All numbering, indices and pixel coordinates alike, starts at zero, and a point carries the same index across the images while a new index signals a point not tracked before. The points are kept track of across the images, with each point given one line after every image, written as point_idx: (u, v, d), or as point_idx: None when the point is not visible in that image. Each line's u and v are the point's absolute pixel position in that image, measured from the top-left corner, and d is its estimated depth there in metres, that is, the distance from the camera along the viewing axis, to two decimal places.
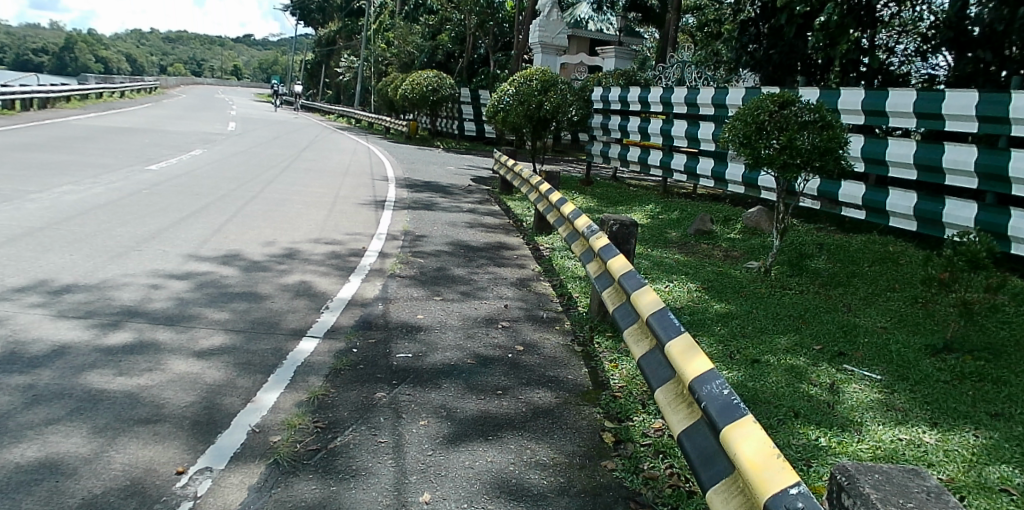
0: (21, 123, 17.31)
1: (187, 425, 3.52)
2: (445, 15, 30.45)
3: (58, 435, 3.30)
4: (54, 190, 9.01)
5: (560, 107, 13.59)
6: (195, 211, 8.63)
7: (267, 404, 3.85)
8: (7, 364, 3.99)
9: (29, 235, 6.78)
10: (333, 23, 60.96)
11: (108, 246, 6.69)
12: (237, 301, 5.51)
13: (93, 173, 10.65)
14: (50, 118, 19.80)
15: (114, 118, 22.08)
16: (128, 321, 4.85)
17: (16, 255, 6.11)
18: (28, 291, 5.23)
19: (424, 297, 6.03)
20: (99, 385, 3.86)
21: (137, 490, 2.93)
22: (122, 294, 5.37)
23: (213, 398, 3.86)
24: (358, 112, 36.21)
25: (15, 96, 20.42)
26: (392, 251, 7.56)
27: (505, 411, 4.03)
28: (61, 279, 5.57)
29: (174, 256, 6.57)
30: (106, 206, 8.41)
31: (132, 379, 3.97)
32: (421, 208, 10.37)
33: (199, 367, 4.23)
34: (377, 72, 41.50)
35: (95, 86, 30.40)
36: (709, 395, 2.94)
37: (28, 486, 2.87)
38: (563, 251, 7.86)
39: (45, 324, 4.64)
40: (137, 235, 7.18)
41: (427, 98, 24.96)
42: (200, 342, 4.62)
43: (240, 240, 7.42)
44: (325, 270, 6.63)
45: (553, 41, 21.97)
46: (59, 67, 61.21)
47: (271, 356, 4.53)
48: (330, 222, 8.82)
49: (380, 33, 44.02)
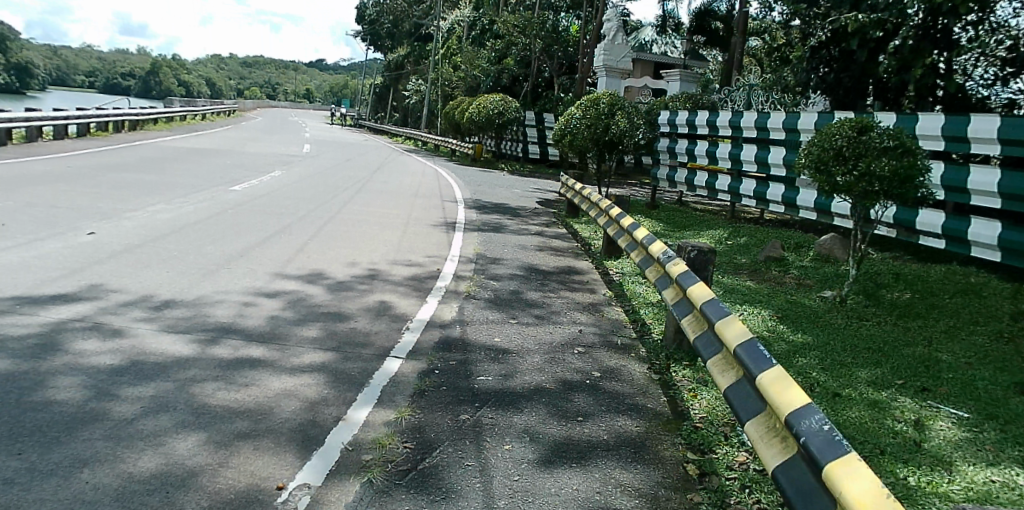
0: (114, 144, 18.20)
1: (285, 441, 3.62)
2: (509, 39, 30.72)
3: (166, 447, 3.43)
4: (147, 209, 9.43)
5: (628, 131, 13.57)
6: (277, 231, 8.90)
7: (358, 421, 3.94)
8: (117, 376, 4.18)
9: (128, 252, 7.10)
10: (399, 50, 62.53)
11: (201, 262, 6.96)
12: (323, 320, 5.64)
13: (182, 193, 11.11)
14: (140, 139, 20.78)
15: (196, 140, 23.06)
16: (223, 336, 5.02)
17: (118, 270, 6.41)
18: (132, 306, 5.47)
19: (500, 320, 6.06)
20: (202, 399, 4.00)
21: (243, 503, 3.02)
22: (217, 310, 5.57)
23: (309, 415, 3.95)
24: (424, 135, 36.67)
25: (108, 118, 21.39)
26: (467, 274, 7.63)
27: (586, 438, 4.01)
28: (160, 294, 5.81)
29: (261, 274, 6.78)
30: (194, 225, 8.74)
31: (232, 394, 4.10)
32: (490, 230, 10.45)
33: (294, 384, 4.34)
34: (442, 94, 42.14)
35: (181, 111, 31.89)
36: (808, 430, 2.87)
37: (141, 496, 2.99)
38: (634, 277, 7.81)
39: (150, 338, 4.84)
40: (225, 253, 7.44)
41: (492, 121, 25.26)
42: (293, 359, 4.74)
43: (321, 260, 7.61)
44: (403, 291, 6.71)
45: (618, 65, 21.99)
46: (143, 91, 64.84)
47: (359, 374, 4.62)
48: (403, 242, 8.97)
49: (446, 58, 44.81)
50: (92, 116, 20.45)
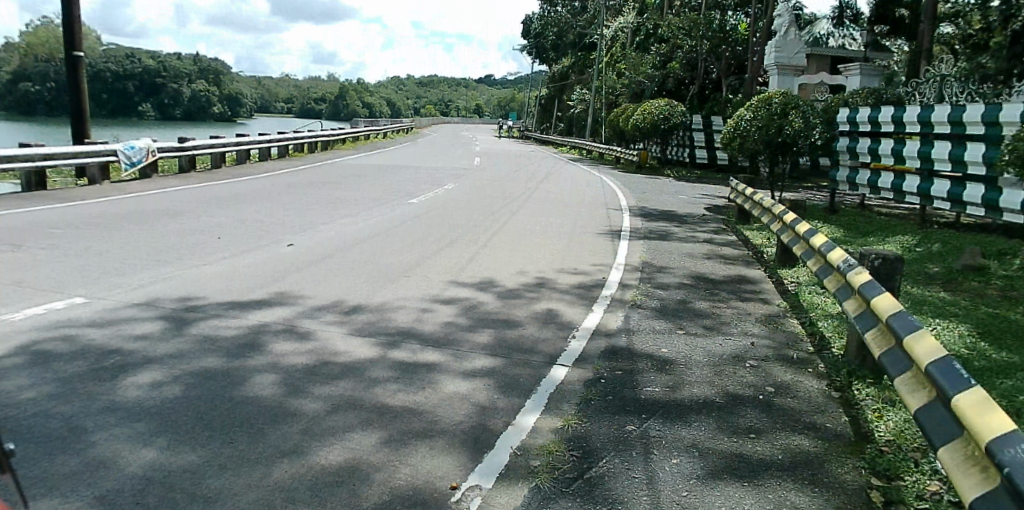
0: (310, 163, 20.08)
1: (458, 442, 3.81)
2: (675, 42, 30.07)
3: (354, 442, 3.75)
4: (338, 222, 10.31)
5: (802, 132, 12.81)
6: (452, 241, 9.36)
7: (526, 427, 4.05)
8: (314, 375, 4.63)
9: (322, 261, 7.82)
10: (564, 61, 63.31)
11: (385, 271, 7.50)
12: (493, 326, 5.86)
13: (367, 207, 12.02)
14: (332, 158, 22.74)
15: (379, 156, 24.82)
16: (403, 340, 5.38)
17: (314, 278, 7.08)
18: (326, 310, 6.02)
19: (667, 330, 5.96)
20: (385, 399, 4.32)
21: (419, 500, 3.22)
22: (398, 315, 5.98)
23: (480, 419, 4.12)
24: (589, 143, 36.81)
25: (306, 139, 23.62)
26: (632, 282, 7.57)
27: (758, 456, 3.83)
28: (349, 300, 6.34)
29: (437, 281, 7.18)
30: (379, 236, 9.43)
31: (411, 395, 4.39)
32: (656, 238, 10.30)
33: (466, 387, 4.56)
34: (607, 102, 42.07)
35: (366, 130, 34.48)
36: (1014, 460, 2.56)
37: (332, 487, 3.29)
38: (811, 287, 7.34)
39: (341, 341, 5.30)
40: (404, 262, 7.96)
41: (658, 126, 24.90)
42: (466, 364, 4.97)
43: (491, 268, 7.90)
44: (569, 299, 6.81)
45: (791, 62, 20.83)
46: (333, 113, 70.87)
47: (527, 380, 4.75)
48: (570, 251, 9.08)
49: (611, 66, 44.77)
50: (293, 138, 22.70)
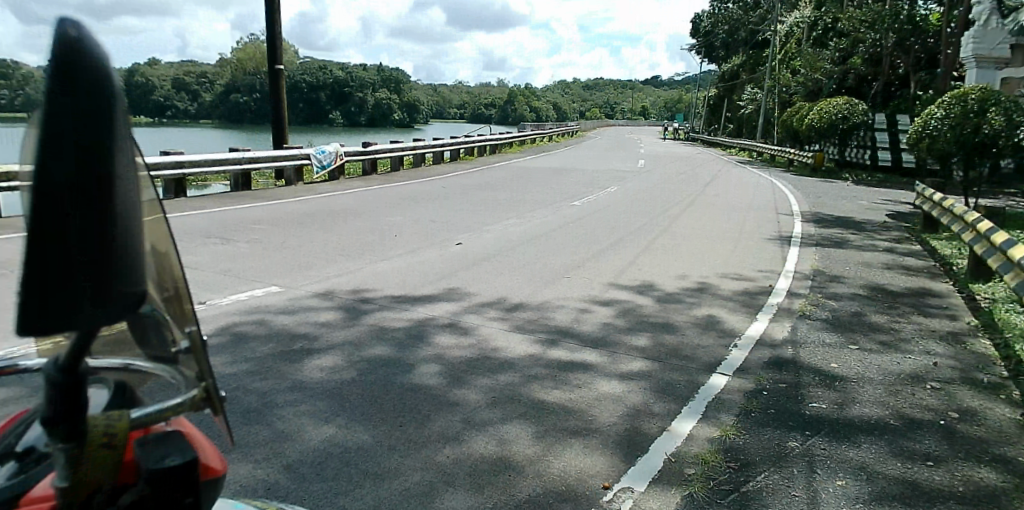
0: (478, 166, 20.92)
1: (612, 443, 3.85)
2: (856, 36, 27.96)
3: (511, 434, 3.91)
4: (503, 223, 10.68)
5: (1004, 132, 11.44)
6: (612, 243, 9.38)
7: (682, 434, 4.00)
8: (476, 368, 4.87)
9: (487, 260, 8.15)
10: (734, 59, 60.90)
11: (546, 271, 7.69)
12: (651, 330, 5.83)
13: (531, 208, 12.34)
14: (499, 161, 23.53)
15: (544, 160, 25.31)
16: (561, 339, 5.50)
17: (479, 276, 7.41)
18: (489, 307, 6.30)
19: (837, 344, 5.61)
20: (542, 395, 4.46)
21: (571, 496, 3.31)
22: (557, 315, 6.12)
23: (634, 421, 4.13)
24: (759, 146, 35.16)
25: (475, 143, 24.62)
26: (801, 291, 7.19)
27: (937, 486, 3.51)
28: (511, 298, 6.58)
29: (597, 283, 7.25)
30: (541, 237, 9.65)
31: (567, 393, 4.49)
32: (829, 245, 9.68)
33: (621, 389, 4.58)
34: (780, 101, 39.94)
35: (532, 134, 35.26)
36: None
37: (489, 476, 3.47)
38: (1011, 304, 6.57)
39: (502, 337, 5.52)
40: (565, 263, 8.11)
41: (836, 126, 23.37)
42: (622, 366, 5.00)
43: (652, 272, 7.84)
44: (732, 306, 6.59)
45: (991, 53, 18.69)
46: (501, 117, 73.10)
47: (683, 387, 4.68)
48: (734, 256, 8.77)
49: (784, 63, 42.46)
50: (463, 141, 23.75)
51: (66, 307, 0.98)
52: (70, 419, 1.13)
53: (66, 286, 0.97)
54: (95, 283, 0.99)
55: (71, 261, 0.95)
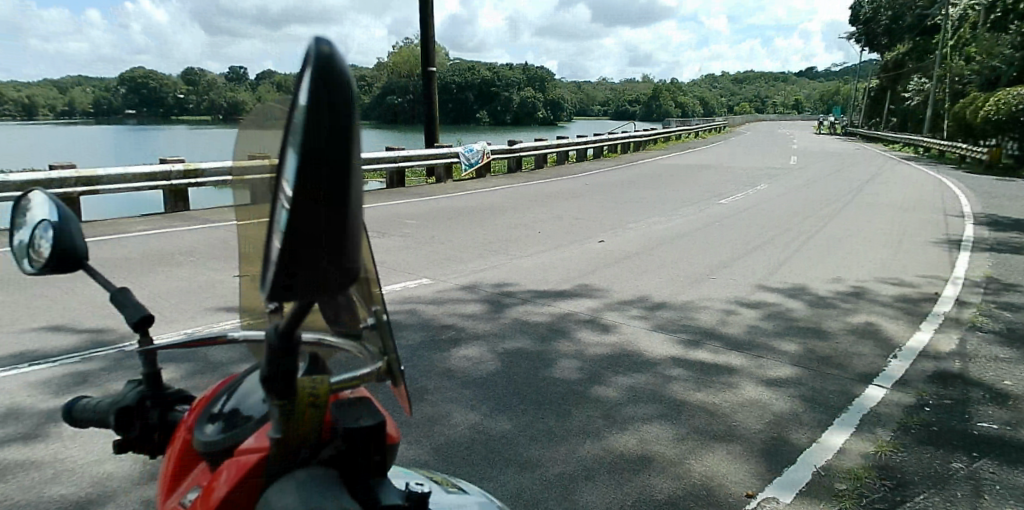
0: (621, 163, 20.77)
1: (755, 450, 3.74)
2: None
3: (651, 434, 3.90)
4: (645, 221, 10.57)
5: None
6: (760, 244, 9.01)
7: (832, 446, 3.81)
8: (617, 366, 4.89)
9: (629, 258, 8.11)
10: (901, 47, 56.17)
11: (689, 271, 7.53)
12: (801, 335, 5.56)
13: (675, 206, 12.10)
14: (641, 158, 23.24)
15: (688, 156, 24.68)
16: (704, 341, 5.39)
17: (620, 274, 7.40)
18: (631, 305, 6.28)
19: (1017, 359, 5.08)
20: (683, 396, 4.40)
21: (711, 502, 3.26)
22: (700, 316, 5.99)
23: (779, 430, 3.98)
24: (928, 140, 32.25)
25: (617, 140, 24.46)
26: (974, 300, 6.56)
27: None
28: (654, 297, 6.52)
29: (743, 284, 7.01)
30: (684, 236, 9.46)
31: (709, 396, 4.40)
32: (1010, 251, 8.73)
33: (767, 395, 4.42)
34: (954, 91, 36.39)
35: (676, 129, 34.47)
36: None
37: (627, 474, 3.48)
38: None
39: (643, 336, 5.50)
40: (710, 263, 7.90)
41: None
42: (768, 371, 4.82)
43: (803, 274, 7.46)
44: (892, 313, 6.14)
45: None
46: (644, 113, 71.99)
47: (835, 396, 4.44)
48: (897, 260, 8.14)
49: (960, 49, 38.63)
50: (605, 138, 23.68)
51: (308, 288, 0.94)
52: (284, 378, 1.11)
53: (313, 264, 0.93)
54: (335, 257, 0.93)
55: (318, 236, 0.91)
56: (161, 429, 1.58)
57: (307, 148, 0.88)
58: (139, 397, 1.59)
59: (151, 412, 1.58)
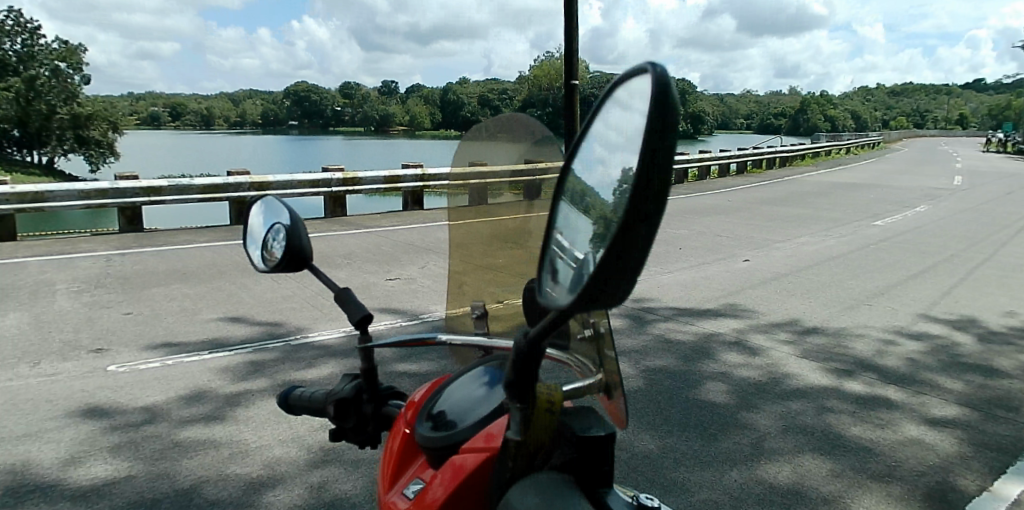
0: (766, 180, 19.90)
1: (920, 495, 3.44)
2: None
3: (803, 467, 3.69)
4: (793, 241, 10.05)
5: None
6: (925, 270, 8.31)
7: (1010, 498, 3.44)
8: (763, 392, 4.67)
9: (777, 280, 7.74)
10: None
11: (843, 296, 7.07)
12: (974, 372, 5.06)
13: (826, 227, 11.42)
14: (788, 175, 22.13)
15: (840, 174, 23.21)
16: (860, 372, 5.04)
17: (767, 295, 7.08)
18: (779, 329, 5.98)
19: None
20: (837, 430, 4.13)
21: None
22: (856, 345, 5.61)
23: (948, 475, 3.64)
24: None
25: (762, 155, 23.47)
26: None
27: None
28: (804, 322, 6.18)
29: (905, 313, 6.48)
30: (838, 258, 8.90)
31: (867, 432, 4.10)
32: None
33: (933, 436, 4.06)
34: None
35: (827, 145, 32.55)
36: None
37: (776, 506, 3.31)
38: None
39: (792, 362, 5.22)
40: (866, 289, 7.38)
41: None
42: (935, 410, 4.42)
43: (975, 306, 6.79)
44: None
45: None
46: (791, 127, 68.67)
47: (1015, 443, 4.00)
48: None
49: None
50: (749, 153, 22.79)
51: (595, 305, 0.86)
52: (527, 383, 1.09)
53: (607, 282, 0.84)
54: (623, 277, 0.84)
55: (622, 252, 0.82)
56: (374, 421, 1.55)
57: (641, 159, 0.83)
58: (355, 389, 1.57)
59: (365, 404, 1.56)
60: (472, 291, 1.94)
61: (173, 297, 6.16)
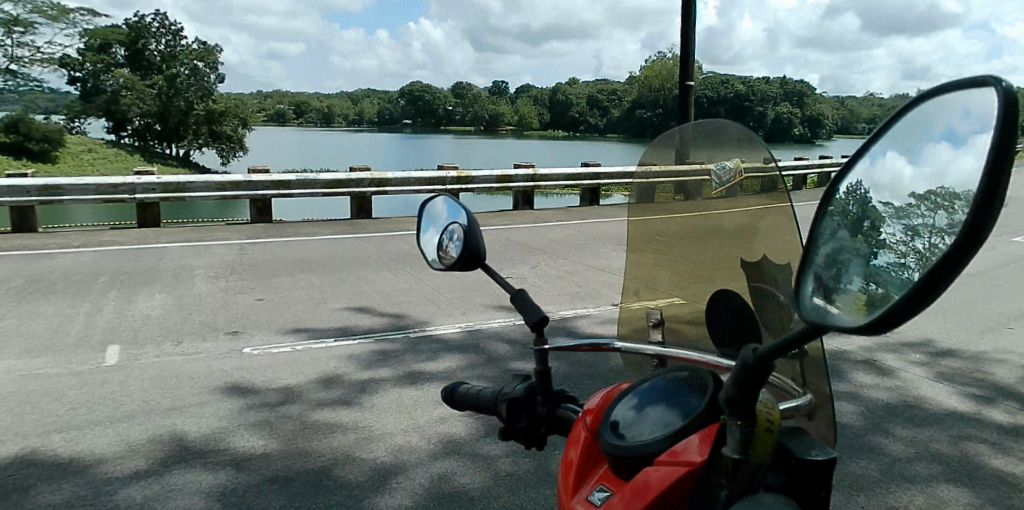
0: None
1: None
2: None
3: (941, 497, 3.44)
4: None
5: None
6: None
7: None
8: (894, 414, 4.40)
9: None
10: None
11: (983, 317, 6.55)
12: None
13: None
14: None
15: None
16: (1004, 400, 4.65)
17: None
18: (911, 349, 5.62)
19: None
20: (980, 461, 3.82)
21: None
22: (999, 370, 5.18)
23: None
24: None
25: None
26: None
27: None
28: (939, 343, 5.77)
29: None
30: (976, 276, 8.26)
31: (1014, 465, 3.78)
32: None
33: None
34: None
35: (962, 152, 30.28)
36: None
37: None
38: None
39: (926, 385, 4.88)
40: (1010, 310, 6.81)
41: None
42: None
43: None
44: None
45: None
46: None
47: None
48: None
49: None
50: None
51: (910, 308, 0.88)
52: (753, 400, 1.07)
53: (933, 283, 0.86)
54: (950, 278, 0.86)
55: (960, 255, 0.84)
56: (547, 423, 1.57)
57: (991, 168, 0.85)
58: (530, 390, 1.60)
59: (540, 406, 1.58)
60: (648, 303, 1.93)
61: (301, 286, 6.47)
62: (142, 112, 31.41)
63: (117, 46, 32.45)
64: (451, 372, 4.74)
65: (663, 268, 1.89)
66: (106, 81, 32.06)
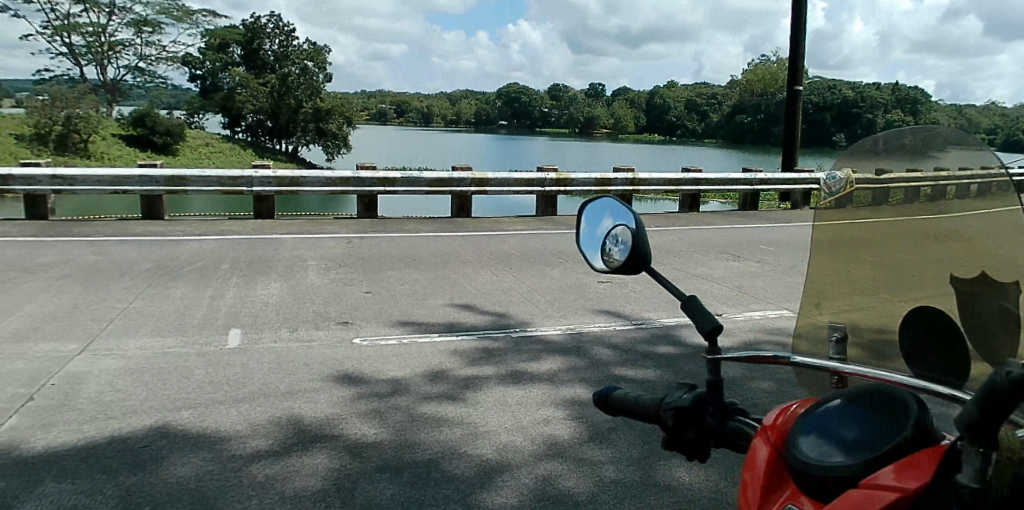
0: None
1: None
2: None
3: None
4: None
5: None
6: None
7: None
8: None
9: None
10: None
11: None
12: None
13: None
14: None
15: None
16: None
17: None
18: None
19: None
20: None
21: None
22: None
23: None
24: None
25: None
26: None
27: None
28: None
29: None
30: None
31: None
32: None
33: None
34: None
35: None
36: None
37: None
38: None
39: None
40: None
41: None
42: None
43: None
44: None
45: None
46: None
47: None
48: None
49: None
50: None
51: None
52: (995, 427, 1.06)
53: None
54: None
55: None
56: (716, 435, 1.71)
57: None
58: (700, 401, 1.73)
59: (710, 417, 1.72)
60: (834, 317, 2.01)
61: (406, 281, 6.63)
62: (255, 108, 33.07)
63: (234, 46, 34.28)
64: (554, 375, 4.74)
65: (864, 275, 1.96)
66: (223, 79, 33.98)
